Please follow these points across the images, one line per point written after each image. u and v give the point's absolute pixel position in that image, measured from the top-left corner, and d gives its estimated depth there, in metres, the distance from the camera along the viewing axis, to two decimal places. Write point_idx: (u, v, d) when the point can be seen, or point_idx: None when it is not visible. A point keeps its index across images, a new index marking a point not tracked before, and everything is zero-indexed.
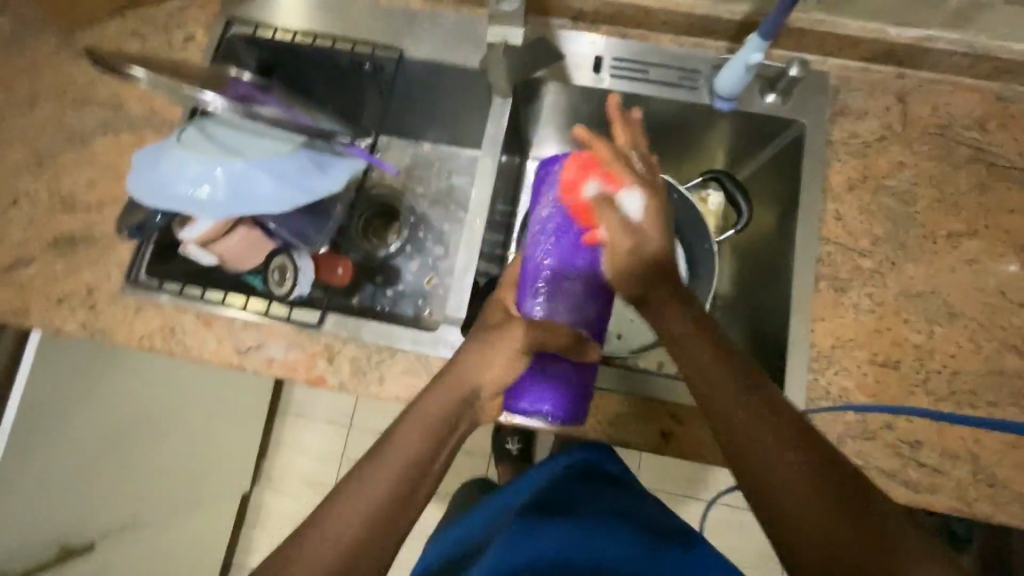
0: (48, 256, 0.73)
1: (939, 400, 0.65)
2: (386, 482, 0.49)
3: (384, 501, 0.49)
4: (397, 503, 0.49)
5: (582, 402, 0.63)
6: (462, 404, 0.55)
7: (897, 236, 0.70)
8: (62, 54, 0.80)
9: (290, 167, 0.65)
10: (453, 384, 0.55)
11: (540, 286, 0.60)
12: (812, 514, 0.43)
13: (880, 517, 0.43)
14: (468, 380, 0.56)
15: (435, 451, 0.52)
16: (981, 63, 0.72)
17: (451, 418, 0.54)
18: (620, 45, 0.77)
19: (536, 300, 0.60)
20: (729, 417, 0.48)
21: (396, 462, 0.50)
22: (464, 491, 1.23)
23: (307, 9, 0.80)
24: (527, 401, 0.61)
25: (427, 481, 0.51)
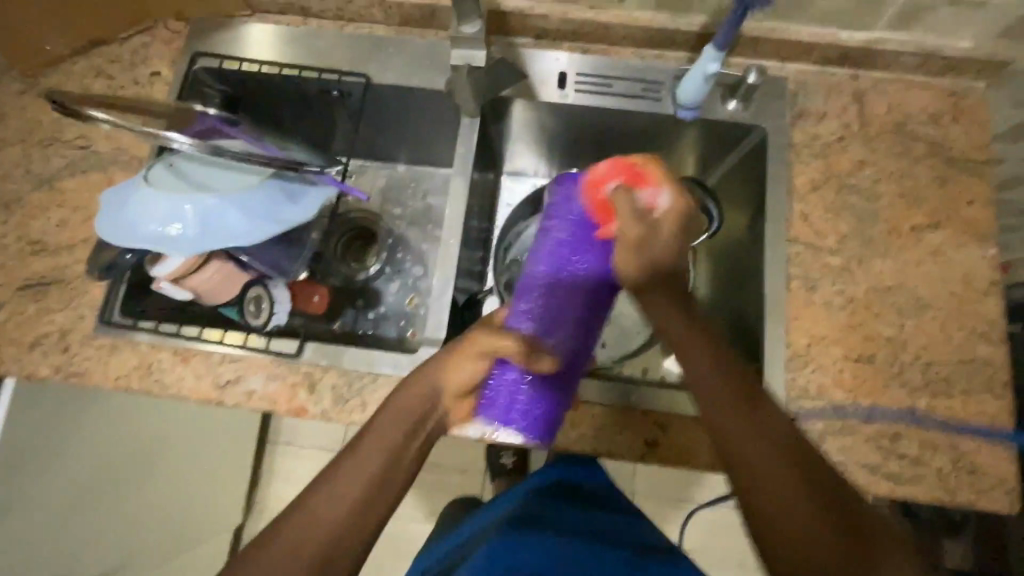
0: (19, 300, 0.72)
1: (915, 391, 0.66)
2: (360, 478, 0.51)
3: (359, 499, 0.50)
4: (371, 501, 0.51)
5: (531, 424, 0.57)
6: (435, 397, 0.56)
7: (863, 233, 0.71)
8: (26, 96, 0.79)
9: (261, 198, 0.64)
10: (424, 382, 0.55)
11: (533, 294, 0.57)
12: (788, 511, 0.46)
13: (860, 521, 0.46)
14: (435, 380, 0.55)
15: (407, 444, 0.54)
16: (930, 61, 0.74)
17: (421, 417, 0.55)
18: (583, 61, 0.78)
19: (526, 309, 0.57)
20: (725, 423, 0.50)
21: (373, 453, 0.52)
22: (452, 508, 1.21)
23: (272, 40, 0.81)
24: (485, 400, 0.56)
25: (402, 474, 0.53)
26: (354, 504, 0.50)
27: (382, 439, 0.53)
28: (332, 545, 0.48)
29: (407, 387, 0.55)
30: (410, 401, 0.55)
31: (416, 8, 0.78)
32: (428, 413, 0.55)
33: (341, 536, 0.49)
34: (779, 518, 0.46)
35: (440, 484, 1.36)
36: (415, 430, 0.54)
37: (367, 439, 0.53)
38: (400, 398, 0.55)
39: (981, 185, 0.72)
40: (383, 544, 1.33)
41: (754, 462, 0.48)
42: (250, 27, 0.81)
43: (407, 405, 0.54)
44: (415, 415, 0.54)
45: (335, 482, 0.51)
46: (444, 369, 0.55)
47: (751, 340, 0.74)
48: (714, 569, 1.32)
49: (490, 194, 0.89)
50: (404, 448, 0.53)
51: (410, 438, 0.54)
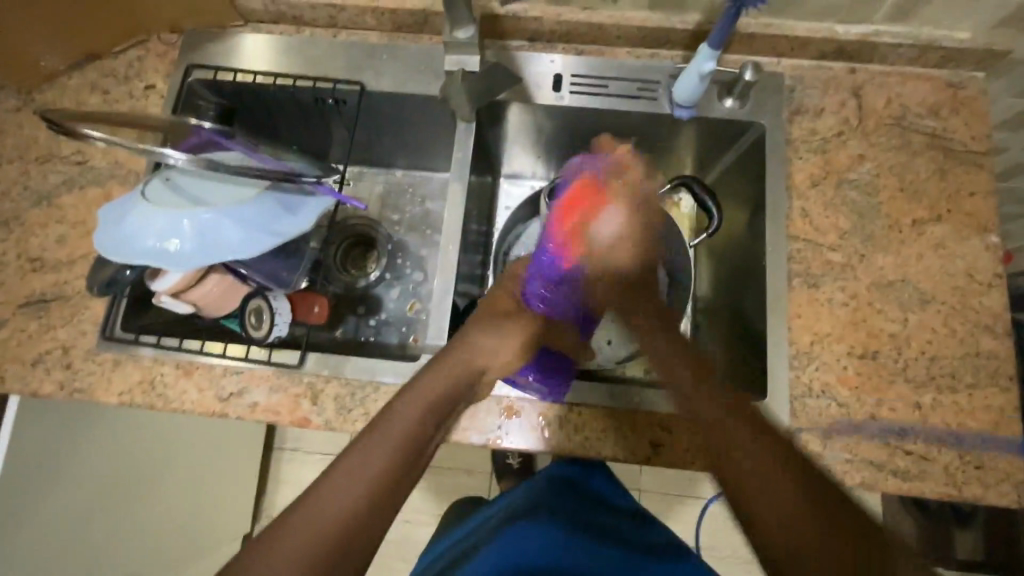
0: (20, 317, 0.72)
1: (920, 386, 0.66)
2: (387, 454, 0.49)
3: (386, 477, 0.47)
4: (398, 482, 0.48)
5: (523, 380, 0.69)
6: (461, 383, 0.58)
7: (864, 228, 0.71)
8: (22, 112, 0.80)
9: (259, 211, 0.64)
10: (455, 365, 0.59)
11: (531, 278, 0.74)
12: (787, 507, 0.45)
13: (854, 516, 0.44)
14: (468, 361, 0.60)
15: (434, 428, 0.54)
16: (927, 53, 0.74)
17: (448, 405, 0.56)
18: (578, 62, 0.78)
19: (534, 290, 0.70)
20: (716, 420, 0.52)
21: (400, 430, 0.51)
22: (458, 506, 1.19)
23: (265, 50, 0.80)
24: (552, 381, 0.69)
25: (424, 459, 0.52)
26: (381, 479, 0.47)
27: (410, 419, 0.52)
28: (355, 525, 0.44)
29: (436, 372, 0.58)
30: (439, 387, 0.57)
31: (409, 14, 0.78)
32: (454, 402, 0.57)
33: (362, 518, 0.44)
34: (778, 513, 0.45)
35: (446, 487, 1.36)
36: (441, 417, 0.55)
37: (394, 418, 0.52)
38: (429, 384, 0.56)
39: (982, 177, 0.71)
40: (391, 549, 1.33)
41: (749, 461, 0.48)
42: (244, 37, 0.81)
43: (438, 392, 0.56)
44: (443, 401, 0.56)
45: (357, 455, 0.48)
46: (480, 356, 0.61)
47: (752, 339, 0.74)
48: (723, 566, 1.32)
49: (488, 198, 0.89)
50: (430, 432, 0.53)
51: (433, 419, 0.54)
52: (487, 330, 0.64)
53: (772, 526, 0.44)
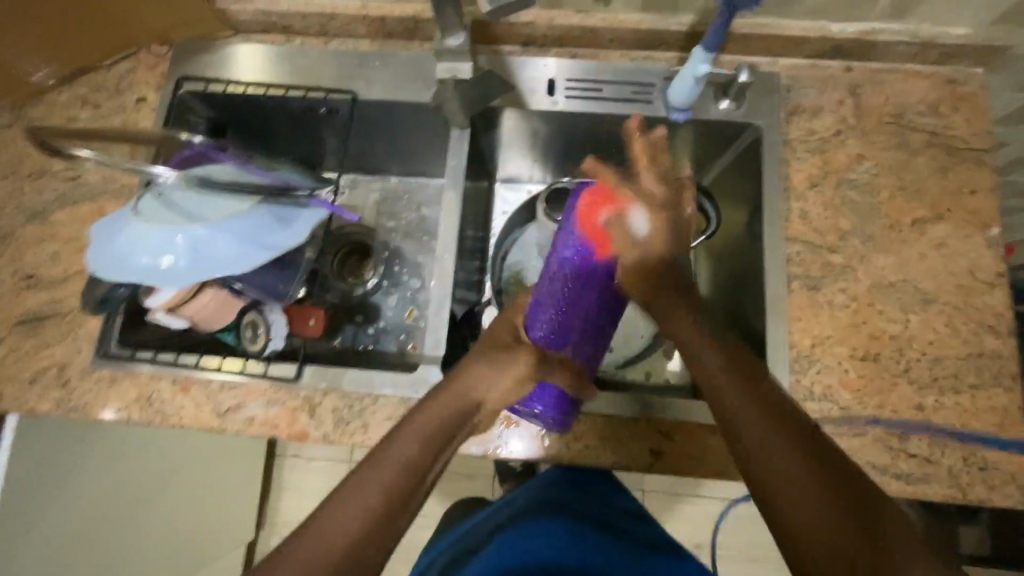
0: (16, 335, 0.71)
1: (922, 388, 0.65)
2: (380, 488, 0.48)
3: (378, 512, 0.47)
4: (390, 517, 0.47)
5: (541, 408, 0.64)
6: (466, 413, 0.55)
7: (864, 228, 0.70)
8: (14, 128, 0.79)
9: (252, 225, 0.64)
10: (457, 395, 0.55)
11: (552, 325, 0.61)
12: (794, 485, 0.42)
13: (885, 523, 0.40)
14: (472, 390, 0.56)
15: (434, 458, 0.51)
16: (925, 50, 0.73)
17: (451, 432, 0.54)
18: (571, 66, 0.77)
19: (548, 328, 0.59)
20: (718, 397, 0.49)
21: (396, 462, 0.50)
22: (454, 510, 1.17)
23: (256, 60, 0.80)
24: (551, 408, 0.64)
25: (423, 489, 0.50)
26: (373, 513, 0.46)
27: (408, 449, 0.51)
28: (347, 557, 0.44)
29: (438, 400, 0.55)
30: (441, 414, 0.54)
31: (400, 21, 0.77)
32: (457, 427, 0.54)
33: (351, 553, 0.45)
34: (784, 493, 0.43)
35: (449, 492, 1.35)
36: (444, 446, 0.53)
37: (391, 448, 0.50)
38: (433, 412, 0.54)
39: (983, 174, 0.71)
40: (395, 555, 1.33)
41: (748, 433, 0.46)
42: (236, 48, 0.81)
43: (440, 419, 0.53)
44: (445, 429, 0.53)
45: (351, 490, 0.48)
46: (491, 385, 0.57)
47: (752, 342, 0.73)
48: (728, 565, 1.31)
49: (484, 203, 0.88)
50: (429, 462, 0.51)
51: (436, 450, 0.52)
52: (489, 361, 0.58)
53: (797, 536, 0.41)
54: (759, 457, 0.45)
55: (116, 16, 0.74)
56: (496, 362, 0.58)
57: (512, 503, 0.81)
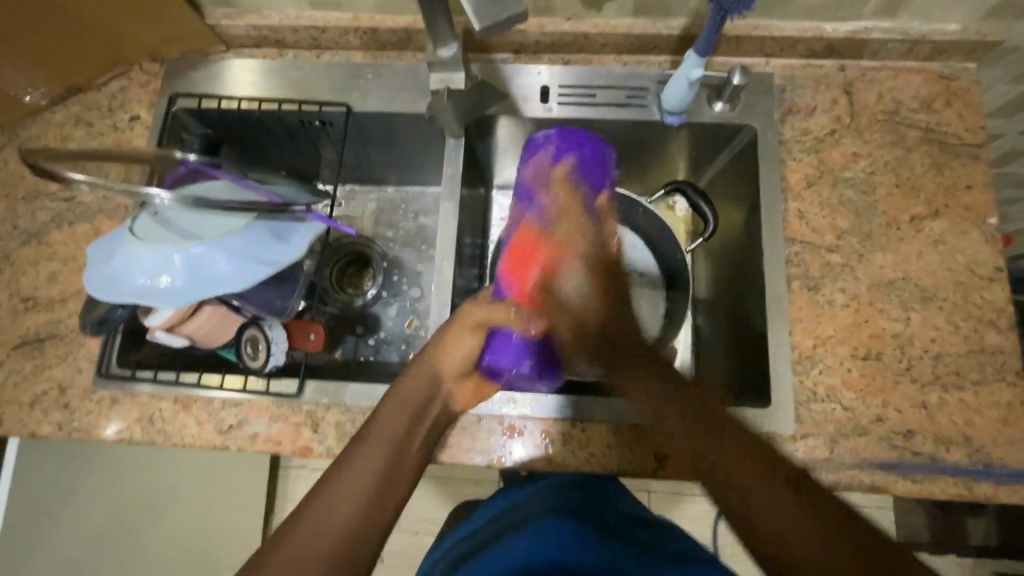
0: (15, 358, 0.71)
1: (926, 385, 0.65)
2: (371, 468, 0.49)
3: (373, 489, 0.48)
4: (385, 490, 0.49)
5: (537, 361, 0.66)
6: (435, 384, 0.58)
7: (862, 227, 0.70)
8: (8, 150, 0.79)
9: (249, 242, 0.64)
10: (424, 368, 0.58)
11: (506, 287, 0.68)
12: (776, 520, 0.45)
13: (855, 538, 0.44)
14: (436, 363, 0.59)
15: (411, 432, 0.54)
16: (918, 47, 0.73)
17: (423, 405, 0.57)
18: (564, 72, 0.77)
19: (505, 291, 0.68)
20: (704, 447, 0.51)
21: (380, 444, 0.51)
22: (457, 512, 1.16)
23: (251, 75, 0.80)
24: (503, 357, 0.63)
25: (408, 464, 0.52)
26: (361, 508, 0.46)
27: (388, 429, 0.52)
28: (354, 538, 0.45)
29: (405, 378, 0.57)
30: (415, 387, 0.57)
31: (392, 32, 0.77)
32: (429, 399, 0.57)
33: (359, 531, 0.45)
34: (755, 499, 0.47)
35: (454, 499, 1.35)
36: (418, 416, 0.56)
37: (374, 429, 0.52)
38: (405, 386, 0.56)
39: (978, 170, 0.71)
40: (401, 563, 1.33)
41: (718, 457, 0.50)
42: (228, 62, 0.80)
43: (409, 395, 0.56)
44: (418, 401, 0.56)
45: (341, 482, 0.48)
46: (441, 352, 0.60)
47: (751, 343, 0.73)
48: (736, 563, 1.31)
49: (481, 211, 0.88)
50: (408, 437, 0.54)
51: (411, 427, 0.54)
52: (446, 334, 0.62)
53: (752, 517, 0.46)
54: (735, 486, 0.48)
55: (108, 35, 0.74)
56: (446, 329, 0.62)
57: (517, 503, 0.80)
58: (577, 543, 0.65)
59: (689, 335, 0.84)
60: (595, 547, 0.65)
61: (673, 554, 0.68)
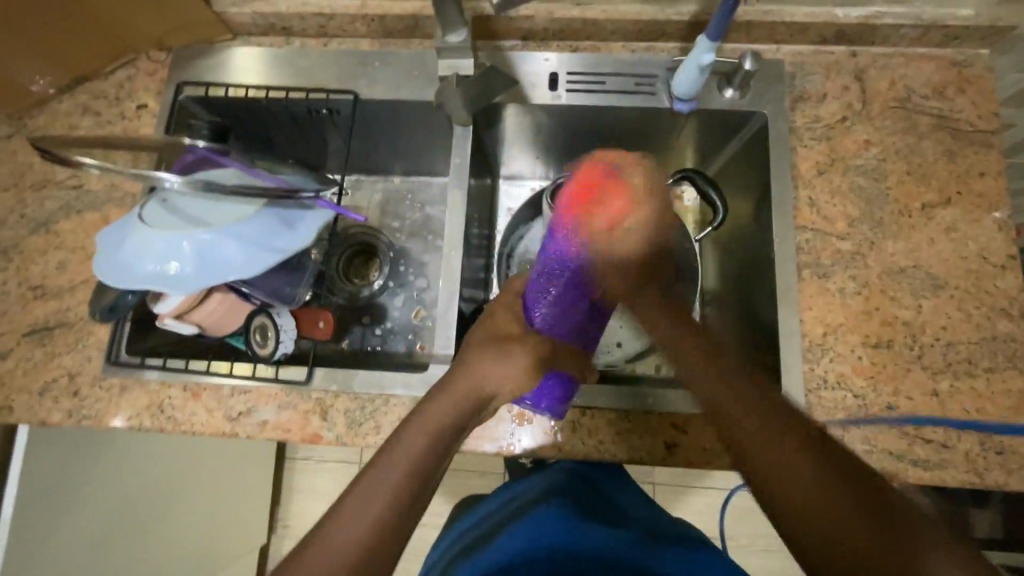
0: (25, 346, 0.71)
1: (937, 373, 0.64)
2: (395, 485, 0.47)
3: (390, 511, 0.46)
4: (403, 517, 0.46)
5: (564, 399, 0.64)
6: (474, 404, 0.54)
7: (873, 215, 0.70)
8: (15, 139, 0.79)
9: (257, 229, 0.64)
10: (467, 385, 0.54)
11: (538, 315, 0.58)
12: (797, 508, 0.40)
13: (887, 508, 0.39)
14: (477, 383, 0.54)
15: (442, 451, 0.51)
16: (931, 33, 0.72)
17: (461, 423, 0.53)
18: (573, 59, 0.76)
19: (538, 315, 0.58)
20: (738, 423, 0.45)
21: (408, 459, 0.49)
22: (463, 501, 1.16)
23: (257, 63, 0.79)
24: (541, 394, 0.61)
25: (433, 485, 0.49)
26: (376, 527, 0.45)
27: (418, 443, 0.50)
28: (365, 557, 0.43)
29: (441, 396, 0.53)
30: (452, 406, 0.53)
31: (399, 19, 0.77)
32: (464, 423, 0.53)
33: (367, 555, 0.43)
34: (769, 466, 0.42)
35: (459, 491, 1.35)
36: (453, 436, 0.52)
37: (404, 440, 0.50)
38: (441, 401, 0.53)
39: (991, 157, 0.70)
40: (407, 555, 1.33)
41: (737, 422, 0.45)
42: (234, 51, 0.80)
43: (441, 415, 0.52)
44: (453, 423, 0.52)
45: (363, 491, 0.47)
46: (491, 375, 0.54)
47: (761, 332, 0.73)
48: (741, 555, 1.31)
49: (488, 200, 0.88)
50: (438, 457, 0.50)
51: (444, 446, 0.51)
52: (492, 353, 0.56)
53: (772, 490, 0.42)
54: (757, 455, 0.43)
55: (114, 23, 0.74)
56: (491, 350, 0.56)
57: (526, 491, 0.80)
58: (581, 532, 0.64)
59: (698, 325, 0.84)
60: (604, 535, 0.64)
61: (684, 543, 0.67)
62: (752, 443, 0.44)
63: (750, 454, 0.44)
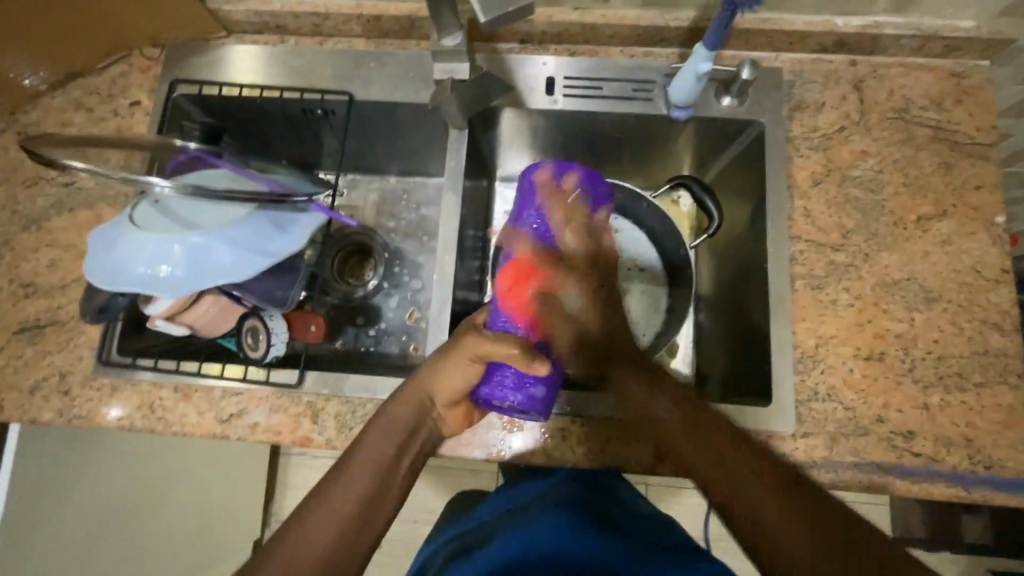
0: (16, 345, 0.71)
1: (928, 387, 0.65)
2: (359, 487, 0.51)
3: (357, 516, 0.50)
4: (368, 514, 0.50)
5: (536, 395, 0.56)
6: (424, 409, 0.58)
7: (868, 226, 0.70)
8: (7, 134, 0.78)
9: (250, 232, 0.63)
10: (414, 390, 0.58)
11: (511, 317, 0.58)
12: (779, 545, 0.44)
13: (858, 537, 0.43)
14: (426, 386, 0.58)
15: (399, 453, 0.55)
16: (931, 43, 0.72)
17: (415, 427, 0.57)
18: (571, 64, 0.76)
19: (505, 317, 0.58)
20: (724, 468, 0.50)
21: (367, 463, 0.53)
22: (456, 500, 1.16)
23: (252, 61, 0.79)
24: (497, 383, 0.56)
25: (396, 484, 0.54)
26: (345, 526, 0.49)
27: (378, 448, 0.54)
28: (334, 556, 0.47)
29: (397, 403, 0.57)
30: (406, 411, 0.57)
31: (395, 20, 0.76)
32: (417, 427, 0.57)
33: (341, 555, 0.47)
34: (751, 502, 0.47)
35: (453, 489, 1.36)
36: (409, 439, 0.57)
37: (362, 447, 0.54)
38: (396, 410, 0.57)
39: (987, 170, 0.70)
40: (400, 552, 1.34)
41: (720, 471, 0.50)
42: (230, 48, 0.79)
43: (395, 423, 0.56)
44: (408, 425, 0.57)
45: (330, 496, 0.50)
46: (436, 377, 0.57)
47: (753, 341, 0.73)
48: (731, 556, 1.32)
49: (484, 203, 0.88)
50: (396, 460, 0.55)
51: (401, 449, 0.55)
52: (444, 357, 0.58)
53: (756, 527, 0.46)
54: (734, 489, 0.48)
55: (106, 20, 0.73)
56: (443, 353, 0.58)
57: (519, 498, 0.80)
58: (574, 533, 0.64)
59: (692, 331, 0.84)
60: (595, 541, 0.64)
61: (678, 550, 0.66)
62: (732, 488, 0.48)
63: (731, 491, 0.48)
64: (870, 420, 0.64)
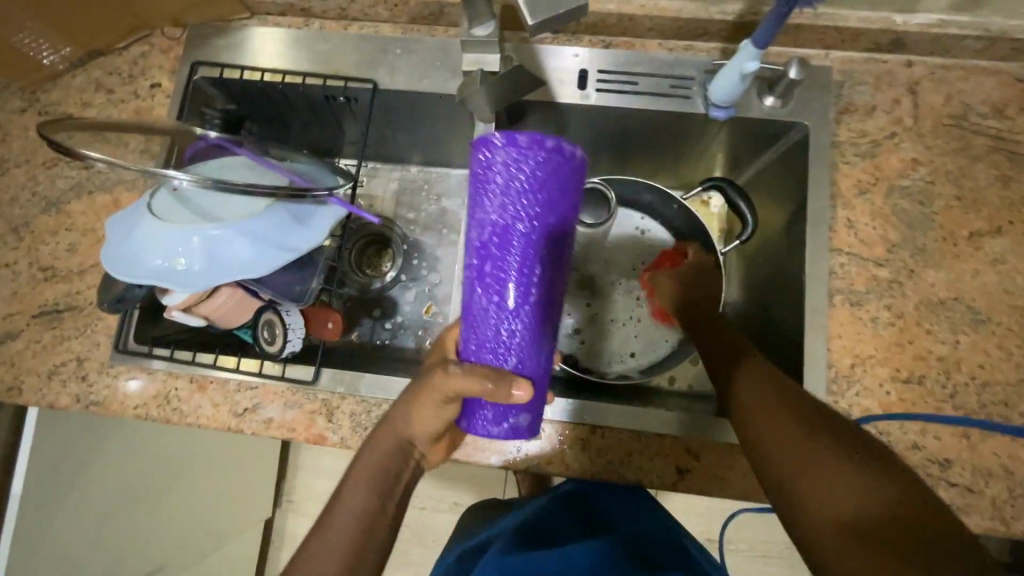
0: (34, 328, 0.71)
1: (969, 414, 0.61)
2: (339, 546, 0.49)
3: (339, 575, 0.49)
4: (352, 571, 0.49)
5: (522, 424, 0.47)
6: (402, 455, 0.53)
7: (915, 240, 0.66)
8: (27, 113, 0.77)
9: (269, 225, 0.62)
10: (386, 433, 0.52)
11: (485, 347, 0.45)
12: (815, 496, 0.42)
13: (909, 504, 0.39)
14: (399, 432, 0.52)
15: (384, 503, 0.52)
16: (998, 46, 0.66)
17: (395, 473, 0.53)
18: (605, 55, 0.72)
19: (477, 347, 0.45)
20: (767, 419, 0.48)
21: (347, 519, 0.50)
22: None
23: (275, 44, 0.76)
24: (480, 422, 0.47)
25: (381, 534, 0.51)
26: None
27: (355, 503, 0.51)
28: None
29: (369, 450, 0.53)
30: (378, 460, 0.52)
31: (423, 5, 0.72)
32: (398, 471, 0.53)
33: None
34: (788, 452, 0.45)
35: (463, 478, 1.36)
36: (389, 488, 0.52)
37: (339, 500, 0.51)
38: (366, 459, 0.52)
39: None
40: (408, 537, 1.35)
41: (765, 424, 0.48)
42: (251, 31, 0.77)
43: (376, 467, 0.52)
44: (387, 472, 0.52)
45: (311, 555, 0.49)
46: (408, 422, 0.51)
47: (784, 356, 0.70)
48: (740, 561, 1.31)
49: None
50: (382, 508, 0.52)
51: (383, 497, 0.52)
52: (413, 397, 0.50)
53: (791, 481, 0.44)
54: (774, 441, 0.46)
55: None
56: (414, 391, 0.49)
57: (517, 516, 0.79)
58: (555, 553, 0.63)
59: None
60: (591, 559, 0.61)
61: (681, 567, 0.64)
62: (772, 440, 0.47)
63: (770, 444, 0.47)
64: (905, 446, 0.61)
